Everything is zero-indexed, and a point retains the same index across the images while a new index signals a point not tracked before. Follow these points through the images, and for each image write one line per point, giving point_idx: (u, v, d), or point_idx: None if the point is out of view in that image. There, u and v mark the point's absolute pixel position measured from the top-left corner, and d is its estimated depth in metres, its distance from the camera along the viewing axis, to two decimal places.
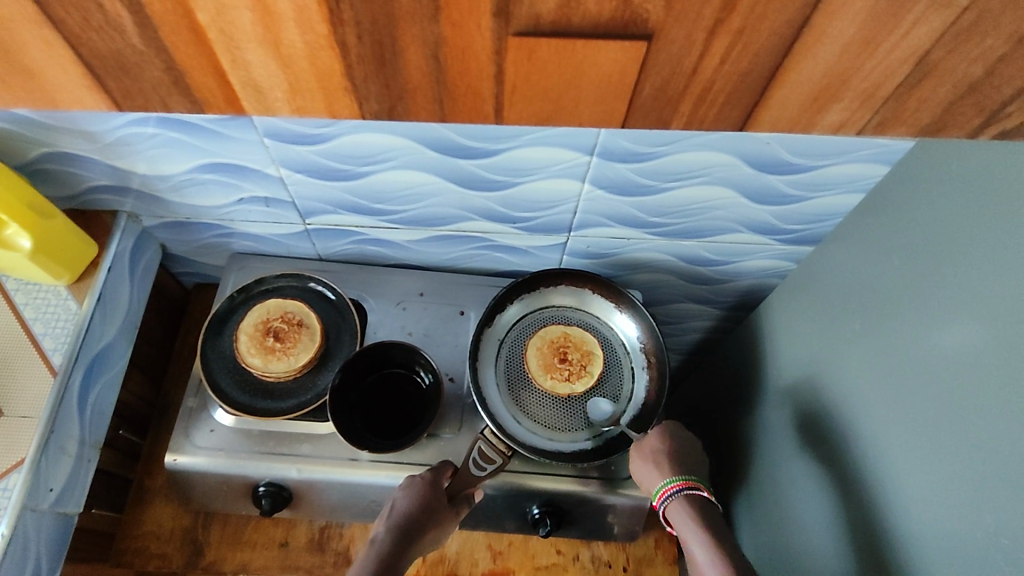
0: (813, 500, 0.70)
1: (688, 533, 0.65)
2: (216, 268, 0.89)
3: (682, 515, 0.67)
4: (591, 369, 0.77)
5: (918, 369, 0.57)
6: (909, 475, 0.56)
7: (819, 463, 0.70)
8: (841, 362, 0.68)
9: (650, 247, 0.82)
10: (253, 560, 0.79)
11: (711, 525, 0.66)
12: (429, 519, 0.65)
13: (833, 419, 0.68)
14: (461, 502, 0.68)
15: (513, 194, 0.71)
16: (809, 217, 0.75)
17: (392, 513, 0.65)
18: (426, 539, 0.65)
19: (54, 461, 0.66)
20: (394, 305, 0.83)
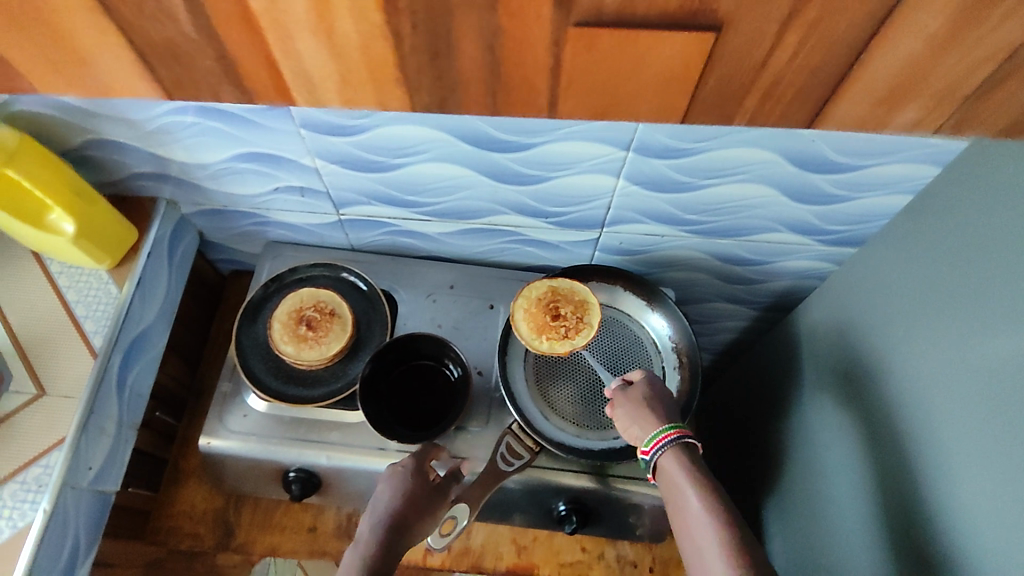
0: (854, 510, 0.69)
1: (680, 486, 0.59)
2: (251, 255, 0.90)
3: (672, 464, 0.61)
4: (585, 319, 0.73)
5: (974, 375, 0.54)
6: (963, 488, 0.54)
7: (863, 474, 0.68)
8: (889, 370, 0.65)
9: (684, 245, 0.80)
10: (282, 544, 0.80)
11: (704, 474, 0.59)
12: (415, 510, 0.61)
13: (879, 430, 0.66)
14: (446, 489, 0.65)
15: (547, 188, 0.70)
16: (853, 218, 0.73)
17: (375, 511, 0.60)
18: (414, 533, 0.60)
19: (93, 441, 0.67)
20: (424, 297, 0.83)
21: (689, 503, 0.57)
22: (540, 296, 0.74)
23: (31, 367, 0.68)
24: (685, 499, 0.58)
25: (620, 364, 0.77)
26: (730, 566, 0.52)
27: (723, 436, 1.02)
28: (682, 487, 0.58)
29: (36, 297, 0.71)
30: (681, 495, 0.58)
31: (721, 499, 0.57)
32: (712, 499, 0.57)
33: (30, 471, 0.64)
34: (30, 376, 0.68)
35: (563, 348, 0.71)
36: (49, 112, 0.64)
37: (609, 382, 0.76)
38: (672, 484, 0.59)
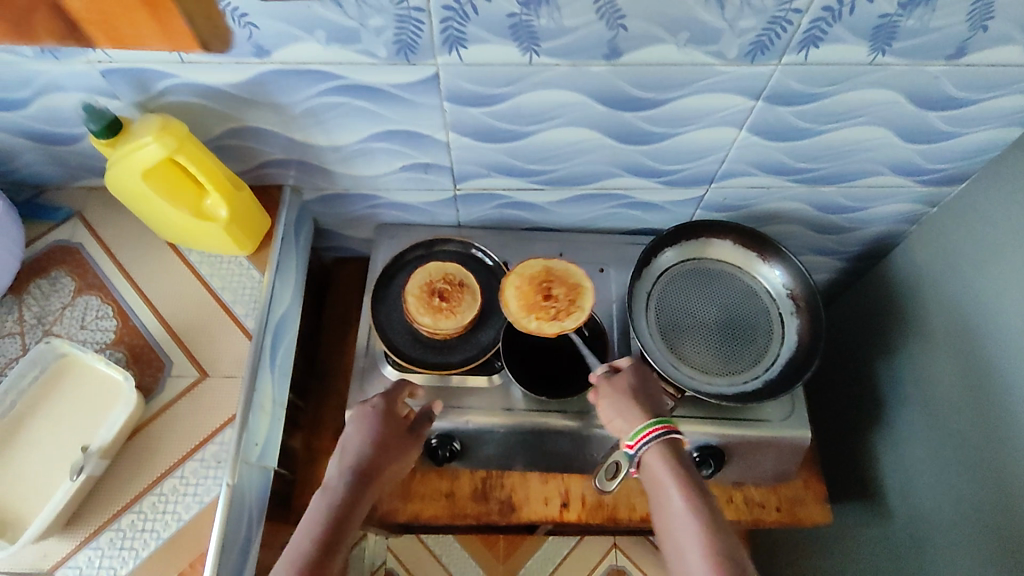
0: (982, 429, 0.72)
1: (665, 484, 0.60)
2: (359, 240, 0.93)
3: (658, 461, 0.62)
4: (575, 304, 0.75)
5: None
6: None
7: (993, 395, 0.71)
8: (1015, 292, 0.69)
9: (787, 195, 0.84)
10: (423, 510, 0.82)
11: (687, 471, 0.61)
12: (383, 449, 0.67)
13: (1006, 347, 0.69)
14: (420, 428, 0.71)
15: (668, 146, 0.74)
16: (956, 156, 0.77)
17: (346, 456, 0.66)
18: (385, 472, 0.66)
19: (257, 418, 0.70)
20: (538, 266, 0.86)
21: (672, 502, 0.59)
22: (532, 278, 0.77)
23: (189, 351, 0.70)
24: (669, 496, 0.60)
25: (739, 314, 0.80)
26: (708, 565, 0.55)
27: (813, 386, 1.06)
28: (667, 485, 0.60)
29: (182, 286, 0.74)
30: (665, 496, 0.60)
31: (704, 498, 0.59)
32: (696, 500, 0.59)
33: (208, 449, 0.66)
34: (190, 360, 0.70)
35: (552, 328, 0.74)
36: (200, 101, 0.65)
37: (730, 331, 0.79)
38: (655, 483, 0.62)
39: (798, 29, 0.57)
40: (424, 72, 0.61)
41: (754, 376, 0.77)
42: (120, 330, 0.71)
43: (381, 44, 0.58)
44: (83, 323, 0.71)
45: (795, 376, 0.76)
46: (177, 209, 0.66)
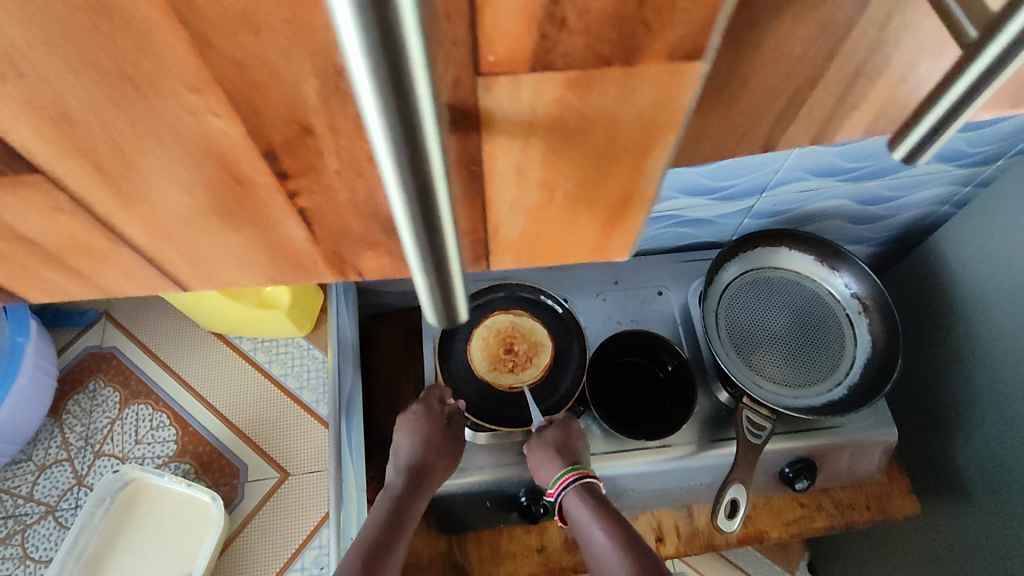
0: None
1: (587, 523, 0.67)
2: (400, 293, 0.88)
3: (577, 503, 0.68)
4: (534, 363, 0.74)
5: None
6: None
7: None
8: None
9: (834, 194, 0.84)
10: (519, 569, 0.79)
11: (605, 506, 0.67)
12: (435, 450, 0.70)
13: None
14: (458, 421, 0.72)
15: (730, 165, 0.72)
16: (997, 138, 0.77)
17: (401, 457, 0.71)
18: (439, 468, 0.70)
19: (348, 511, 0.66)
20: (595, 297, 0.83)
21: (597, 540, 0.66)
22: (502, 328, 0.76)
23: None
24: (593, 535, 0.66)
25: (809, 319, 0.80)
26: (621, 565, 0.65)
27: None
28: (588, 525, 0.67)
29: None
30: (590, 532, 0.67)
31: (622, 529, 0.66)
32: (616, 532, 0.66)
33: None
34: None
35: (507, 383, 0.74)
36: None
37: (803, 341, 0.79)
38: (580, 522, 0.67)
39: None
40: None
41: (835, 384, 0.76)
42: (182, 439, 0.75)
43: None
44: (137, 437, 0.75)
45: (878, 378, 0.75)
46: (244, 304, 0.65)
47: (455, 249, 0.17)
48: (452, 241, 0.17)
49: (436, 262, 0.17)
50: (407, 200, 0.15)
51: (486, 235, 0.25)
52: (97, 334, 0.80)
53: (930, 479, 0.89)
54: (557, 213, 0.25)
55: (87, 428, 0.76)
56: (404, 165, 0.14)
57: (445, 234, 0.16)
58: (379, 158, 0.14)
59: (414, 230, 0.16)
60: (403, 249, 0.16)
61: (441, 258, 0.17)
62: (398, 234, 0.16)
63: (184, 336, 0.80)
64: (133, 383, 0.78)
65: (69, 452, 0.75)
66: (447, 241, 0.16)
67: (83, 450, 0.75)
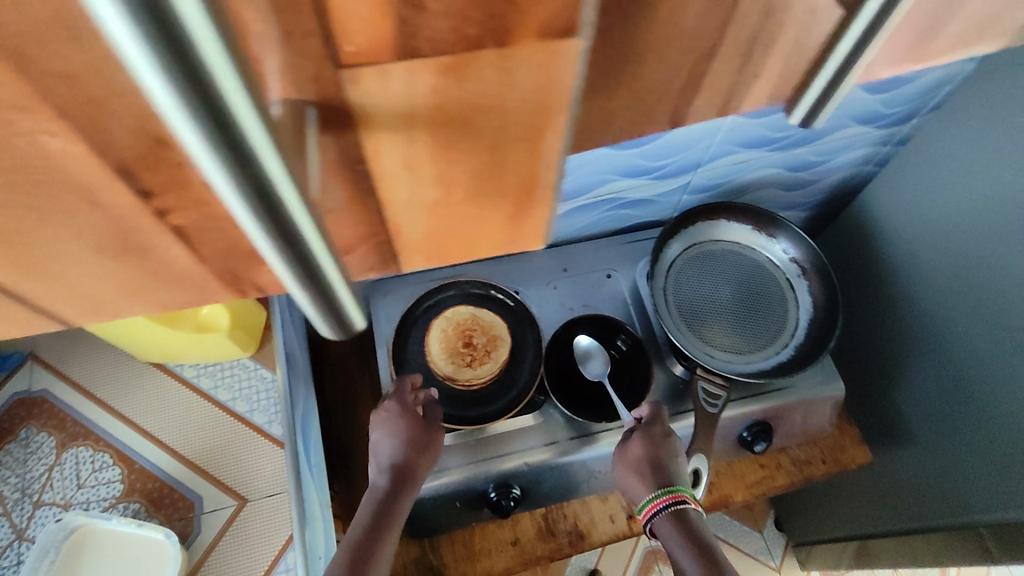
0: (974, 346, 0.75)
1: (673, 544, 0.61)
2: None
3: (667, 527, 0.62)
4: (494, 356, 0.74)
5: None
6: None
7: (1008, 304, 0.70)
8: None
9: (764, 164, 0.86)
10: (494, 565, 0.79)
11: (701, 538, 0.60)
12: (417, 446, 0.65)
13: (1008, 263, 0.70)
14: (435, 412, 0.69)
15: (661, 143, 0.73)
16: (909, 96, 0.81)
17: (381, 458, 0.65)
18: (422, 466, 0.65)
19: (312, 530, 0.63)
20: (545, 286, 0.84)
21: (682, 562, 0.60)
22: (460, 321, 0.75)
23: None
24: (680, 563, 0.60)
25: (751, 287, 0.82)
26: None
27: None
28: (676, 552, 0.60)
29: None
30: (678, 559, 0.60)
31: (709, 557, 0.59)
32: (703, 561, 0.58)
33: None
34: None
35: (465, 376, 0.74)
36: None
37: (749, 308, 0.81)
38: (667, 546, 0.62)
39: None
40: None
41: (783, 345, 0.79)
42: (129, 476, 0.71)
43: None
44: (79, 481, 0.71)
45: (821, 336, 0.78)
46: (180, 329, 0.63)
47: (307, 233, 0.19)
48: (303, 228, 0.19)
49: (292, 243, 0.19)
50: (247, 200, 0.17)
51: (393, 236, 0.29)
52: (24, 377, 0.76)
53: (880, 426, 0.93)
54: (461, 209, 0.28)
55: (22, 478, 0.71)
56: (237, 175, 0.16)
57: (295, 220, 0.18)
58: (210, 165, 0.15)
59: (264, 227, 0.18)
60: (277, 262, 0.19)
61: (293, 242, 0.19)
62: (244, 223, 0.18)
63: (120, 370, 0.76)
64: (69, 425, 0.74)
65: (5, 506, 0.70)
66: (293, 221, 0.18)
67: (20, 502, 0.70)
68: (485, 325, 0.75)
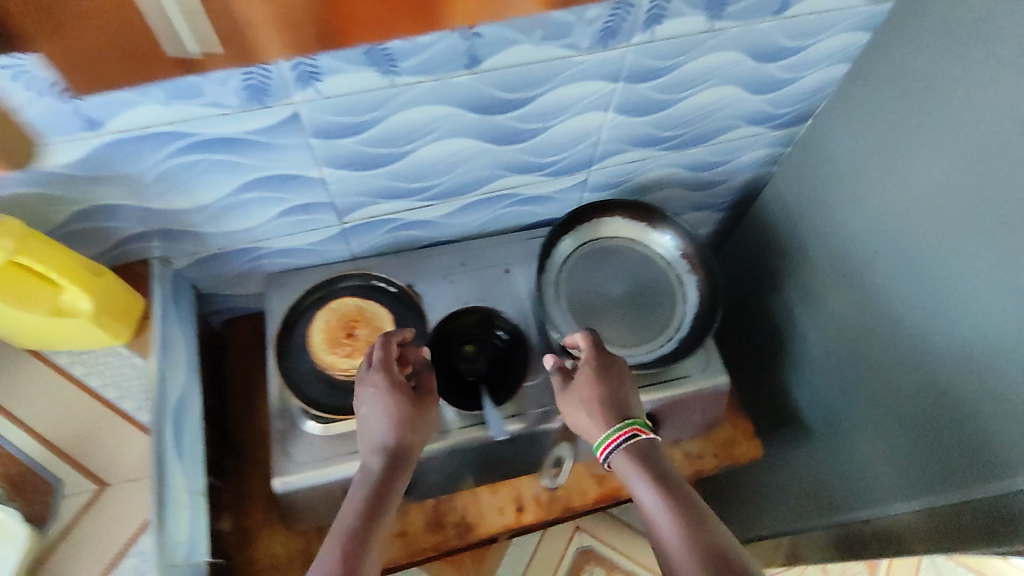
0: (858, 340, 0.77)
1: (634, 478, 0.61)
2: (247, 295, 0.87)
3: (625, 462, 0.62)
4: None
5: (978, 156, 0.59)
6: (981, 271, 0.59)
7: (880, 303, 0.73)
8: (892, 190, 0.69)
9: (662, 163, 0.88)
10: (379, 557, 0.81)
11: (660, 466, 0.61)
12: (411, 429, 0.65)
13: (878, 263, 0.72)
14: (425, 385, 0.69)
15: (544, 139, 0.74)
16: (798, 97, 0.81)
17: (371, 438, 0.64)
18: (415, 444, 0.65)
19: (174, 515, 0.65)
20: (443, 281, 0.85)
21: (644, 498, 0.59)
22: (345, 311, 0.76)
23: (77, 464, 0.63)
24: (640, 496, 0.60)
25: (642, 282, 0.83)
26: None
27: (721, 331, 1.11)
28: (638, 487, 0.60)
29: (50, 394, 0.66)
30: (638, 491, 0.60)
31: (670, 487, 0.59)
32: (664, 491, 0.59)
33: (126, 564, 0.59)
34: (80, 474, 0.62)
35: (345, 366, 0.74)
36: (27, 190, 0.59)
37: (638, 302, 0.82)
38: (627, 481, 0.62)
39: (641, 11, 0.60)
40: (283, 114, 0.58)
41: (670, 338, 0.81)
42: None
43: (228, 92, 0.54)
44: None
45: (703, 331, 0.80)
46: (34, 311, 0.60)
47: None
48: None
49: None
50: None
51: None
52: None
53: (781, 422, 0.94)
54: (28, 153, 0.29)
55: None
56: None
57: None
58: None
59: None
60: None
61: None
62: None
63: None
64: None
65: None
66: None
67: None
68: (369, 317, 0.76)
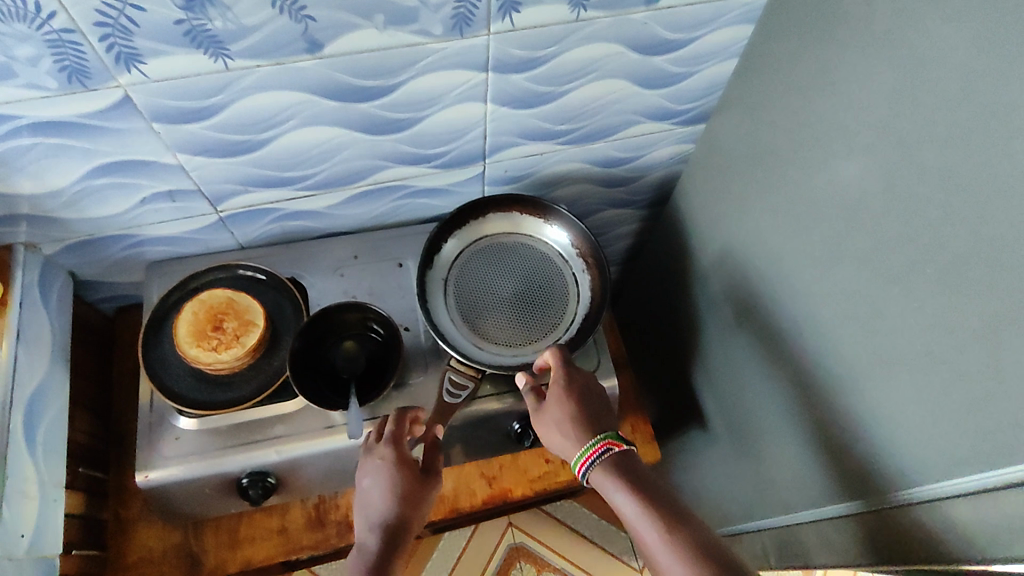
0: (751, 344, 0.74)
1: (609, 488, 0.60)
2: (134, 284, 0.85)
3: (604, 479, 0.61)
4: (244, 340, 0.72)
5: (844, 154, 0.56)
6: (851, 277, 0.56)
7: (768, 306, 0.70)
8: (778, 190, 0.66)
9: (565, 158, 0.85)
10: (256, 554, 0.78)
11: (641, 474, 0.60)
12: (412, 506, 0.64)
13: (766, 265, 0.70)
14: (430, 461, 0.68)
15: (422, 131, 0.72)
16: (698, 93, 0.79)
17: (371, 513, 0.64)
18: (416, 521, 0.64)
19: (18, 507, 0.63)
20: (332, 274, 0.82)
21: (625, 507, 0.58)
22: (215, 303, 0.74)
23: None
24: (619, 504, 0.59)
25: (535, 281, 0.81)
26: None
27: (642, 332, 1.08)
28: (615, 498, 0.59)
29: None
30: (617, 500, 0.59)
31: (653, 496, 0.58)
32: (644, 498, 0.57)
33: None
34: None
35: (209, 360, 0.70)
36: None
37: (530, 300, 0.80)
38: (606, 495, 0.61)
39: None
40: (112, 97, 0.56)
41: (558, 338, 0.78)
42: None
43: (43, 74, 0.52)
44: None
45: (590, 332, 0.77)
46: None
47: None
48: None
49: None
50: None
51: None
52: None
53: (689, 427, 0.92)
54: None
55: None
56: None
57: None
58: None
59: None
60: None
61: None
62: None
63: None
64: None
65: None
66: None
67: None
68: (239, 309, 0.73)
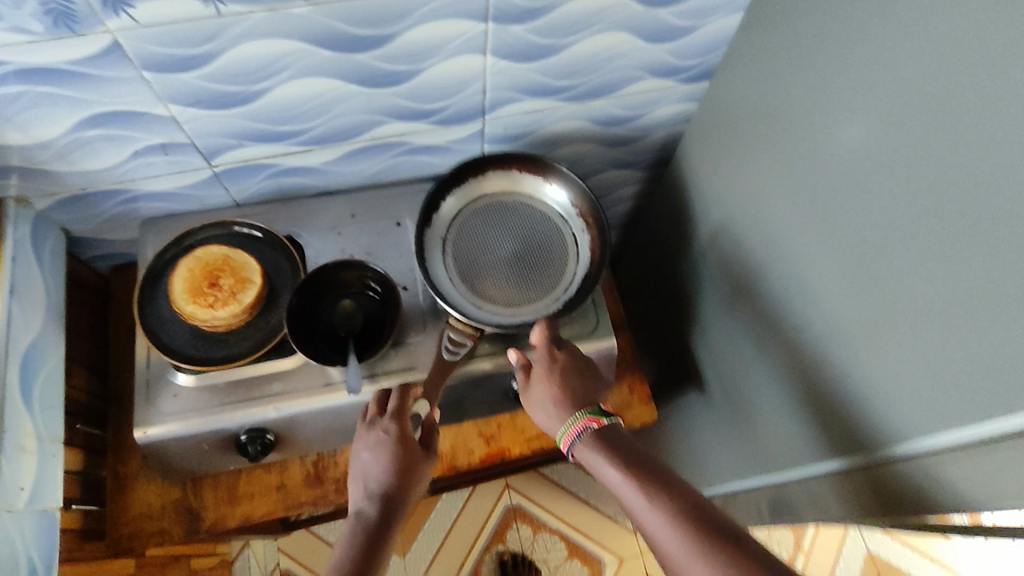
0: (749, 305, 0.74)
1: (595, 461, 0.62)
2: (128, 241, 0.84)
3: (586, 452, 0.64)
4: (240, 297, 0.71)
5: (847, 107, 0.55)
6: (850, 232, 0.56)
7: (767, 265, 0.69)
8: (777, 147, 0.65)
9: (565, 115, 0.83)
10: (255, 510, 0.79)
11: (625, 446, 0.62)
12: (409, 477, 0.65)
13: (766, 224, 0.69)
14: (427, 437, 0.68)
15: (420, 83, 0.70)
16: (702, 49, 0.77)
17: (367, 484, 0.65)
18: (412, 493, 0.65)
19: (15, 462, 0.63)
20: (329, 232, 0.81)
21: (610, 478, 0.60)
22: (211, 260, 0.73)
23: None
24: (604, 475, 0.61)
25: (534, 240, 0.80)
26: None
27: (642, 296, 1.08)
28: (601, 469, 0.61)
29: None
30: (604, 472, 0.61)
31: (636, 465, 0.59)
32: (629, 468, 0.59)
33: None
34: None
35: (205, 317, 0.70)
36: None
37: (529, 259, 0.79)
38: (592, 465, 0.63)
39: None
40: (98, 42, 0.54)
41: (557, 297, 0.77)
42: None
43: (26, 17, 0.51)
44: None
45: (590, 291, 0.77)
46: None
47: None
48: None
49: None
50: None
51: None
52: None
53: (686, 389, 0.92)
54: None
55: None
56: None
57: None
58: None
59: None
60: None
61: None
62: None
63: None
64: None
65: None
66: None
67: None
68: (235, 266, 0.73)
